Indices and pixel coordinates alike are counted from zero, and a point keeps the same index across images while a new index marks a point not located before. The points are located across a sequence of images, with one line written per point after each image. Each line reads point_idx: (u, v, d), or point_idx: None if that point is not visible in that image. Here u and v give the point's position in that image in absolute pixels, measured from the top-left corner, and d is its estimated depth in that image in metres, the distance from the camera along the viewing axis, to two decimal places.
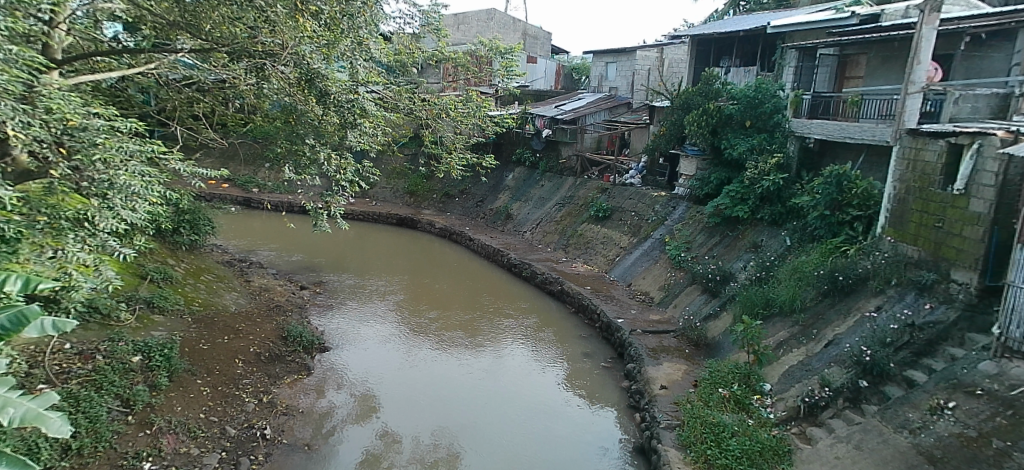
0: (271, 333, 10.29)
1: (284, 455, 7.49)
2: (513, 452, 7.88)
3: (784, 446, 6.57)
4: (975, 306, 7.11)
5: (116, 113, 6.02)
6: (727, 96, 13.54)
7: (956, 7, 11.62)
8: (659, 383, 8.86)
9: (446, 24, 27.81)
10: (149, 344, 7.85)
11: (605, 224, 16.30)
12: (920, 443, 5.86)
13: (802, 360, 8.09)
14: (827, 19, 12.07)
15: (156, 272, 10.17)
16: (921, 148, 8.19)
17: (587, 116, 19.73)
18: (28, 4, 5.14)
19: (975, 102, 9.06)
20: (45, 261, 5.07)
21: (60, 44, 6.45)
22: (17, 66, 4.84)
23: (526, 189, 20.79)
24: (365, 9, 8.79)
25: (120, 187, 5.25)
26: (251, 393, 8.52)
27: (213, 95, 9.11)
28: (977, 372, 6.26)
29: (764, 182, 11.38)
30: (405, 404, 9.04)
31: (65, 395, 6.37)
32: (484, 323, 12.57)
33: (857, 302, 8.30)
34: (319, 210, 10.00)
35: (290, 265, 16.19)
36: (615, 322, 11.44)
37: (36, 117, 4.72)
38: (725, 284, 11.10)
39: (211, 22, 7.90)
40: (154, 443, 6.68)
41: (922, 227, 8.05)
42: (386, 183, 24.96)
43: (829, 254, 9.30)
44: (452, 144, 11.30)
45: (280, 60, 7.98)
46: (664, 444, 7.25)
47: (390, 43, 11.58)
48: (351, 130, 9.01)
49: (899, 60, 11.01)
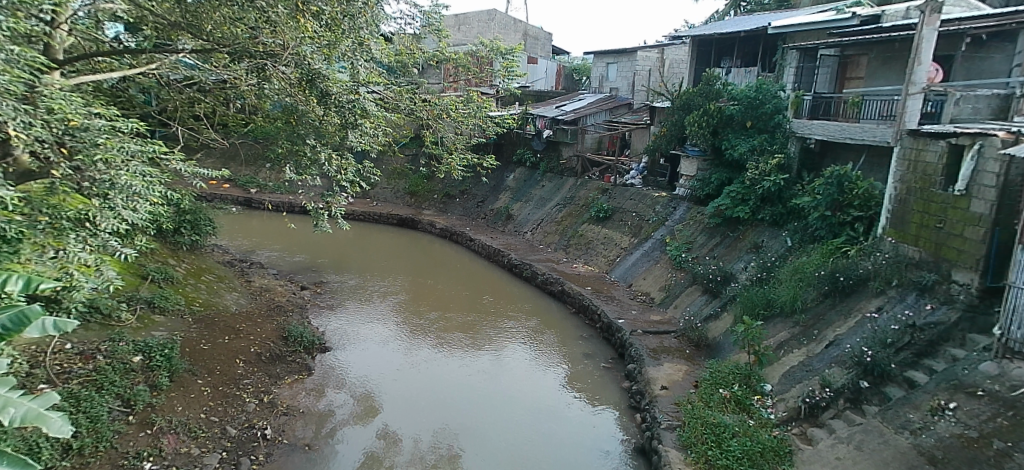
0: (271, 333, 10.30)
1: (284, 455, 7.49)
2: (514, 452, 7.88)
3: (785, 447, 6.56)
4: (976, 307, 7.10)
5: (117, 113, 6.02)
6: (728, 97, 13.56)
7: (957, 8, 11.64)
8: (660, 384, 8.86)
9: (447, 25, 27.86)
10: (150, 344, 7.86)
11: (605, 224, 16.31)
12: (921, 444, 5.85)
13: (802, 361, 8.09)
14: (828, 20, 12.07)
15: (157, 272, 10.18)
16: (922, 149, 8.19)
17: (588, 116, 19.76)
18: (31, 4, 5.15)
19: (976, 103, 8.99)
20: (46, 261, 5.12)
21: (61, 44, 6.48)
22: (20, 66, 4.85)
23: (527, 190, 20.80)
24: (366, 9, 8.81)
25: (121, 187, 5.23)
26: (252, 393, 8.53)
27: (214, 95, 9.12)
28: (978, 373, 6.26)
29: (765, 182, 11.38)
30: (405, 405, 9.04)
31: (66, 395, 6.37)
32: (484, 324, 12.56)
33: (858, 303, 8.30)
34: (320, 210, 10.01)
35: (291, 265, 16.21)
36: (616, 322, 11.45)
37: (38, 117, 4.76)
38: (726, 285, 11.10)
39: (212, 22, 7.88)
40: (155, 443, 6.69)
41: (923, 228, 8.05)
42: (387, 184, 24.98)
43: (830, 255, 9.29)
44: (453, 144, 11.30)
45: (282, 60, 8.00)
46: (664, 445, 7.25)
47: (391, 44, 11.60)
48: (352, 130, 9.04)
49: (899, 61, 11.02)
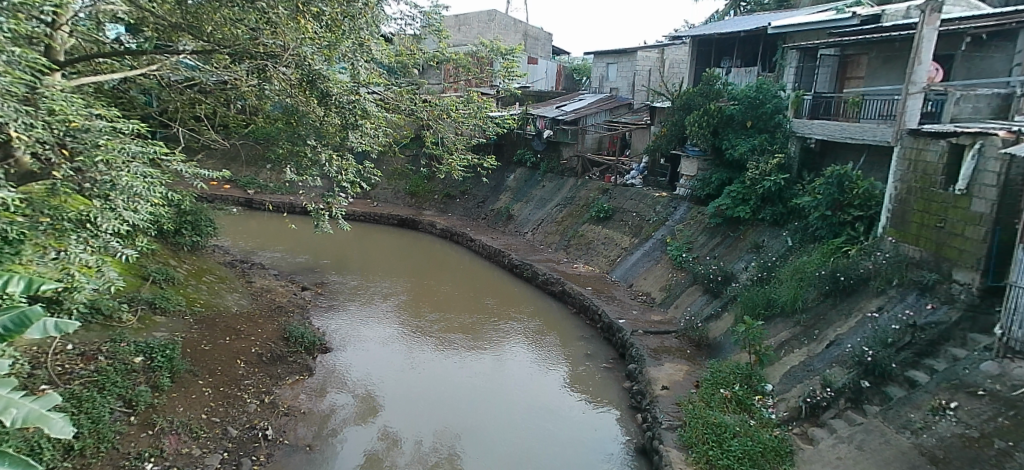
0: (272, 334, 10.32)
1: (285, 456, 7.50)
2: (515, 453, 7.89)
3: (786, 447, 6.56)
4: (977, 306, 7.10)
5: (118, 114, 6.00)
6: (728, 97, 13.56)
7: (957, 8, 11.65)
8: (661, 384, 8.86)
9: (447, 25, 27.95)
10: (151, 344, 7.89)
11: (606, 224, 16.30)
12: (922, 443, 5.85)
13: (803, 361, 8.09)
14: (828, 20, 12.08)
15: (158, 272, 10.19)
16: (923, 148, 8.19)
17: (589, 116, 19.77)
18: (32, 6, 5.17)
19: (977, 103, 9.02)
20: (48, 262, 5.17)
21: (62, 45, 6.51)
22: (20, 68, 4.87)
23: (527, 190, 20.80)
24: (366, 10, 8.83)
25: (123, 188, 5.24)
26: (253, 394, 8.54)
27: (215, 96, 9.14)
28: (979, 372, 6.25)
29: (766, 182, 11.38)
30: (406, 405, 9.05)
31: (68, 395, 6.38)
32: (485, 325, 12.56)
33: (859, 302, 8.30)
34: (321, 211, 10.01)
35: (292, 266, 16.25)
36: (616, 322, 11.45)
37: (39, 119, 4.78)
38: (727, 285, 11.10)
39: (212, 23, 7.90)
40: (157, 444, 6.70)
41: (924, 227, 8.04)
42: (388, 184, 25.00)
43: (830, 254, 9.28)
44: (453, 145, 11.30)
45: (282, 61, 7.99)
46: (665, 444, 7.26)
47: (391, 44, 11.62)
48: (352, 131, 9.06)
49: (900, 60, 11.01)
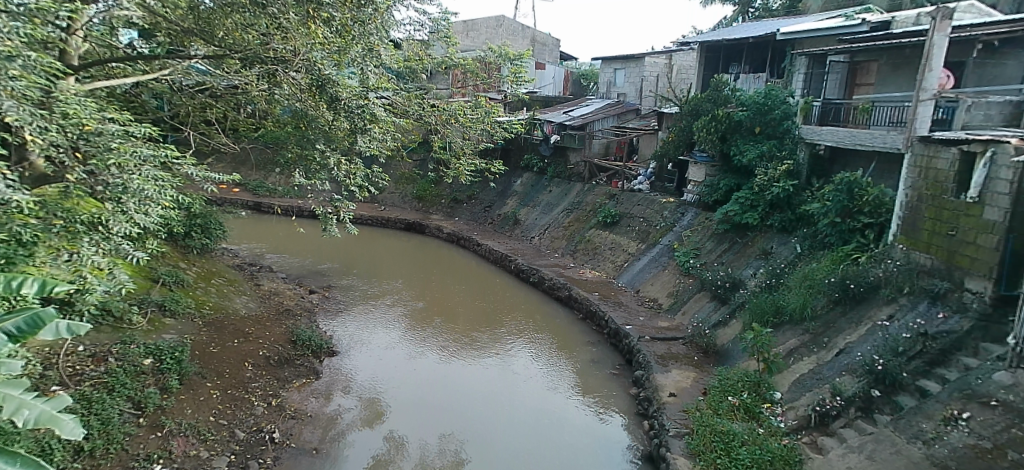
0: (280, 336, 10.44)
1: (292, 457, 7.53)
2: (518, 458, 7.90)
3: (795, 456, 6.46)
4: (989, 316, 7.02)
5: (130, 119, 5.99)
6: (736, 103, 13.46)
7: (967, 14, 11.57)
8: (668, 390, 8.81)
9: (456, 31, 28.16)
10: (161, 346, 7.91)
11: (614, 229, 16.24)
12: (934, 454, 5.76)
13: (813, 369, 8.01)
14: (838, 26, 12.01)
15: (168, 275, 10.25)
16: (934, 155, 8.11)
17: (596, 122, 19.87)
18: (48, 10, 5.28)
19: (988, 109, 9.02)
20: (61, 264, 5.24)
21: (76, 50, 6.64)
22: (37, 73, 4.93)
23: (535, 195, 20.82)
24: (376, 16, 8.87)
25: (134, 191, 5.27)
26: (260, 396, 8.57)
27: (226, 100, 9.26)
28: (992, 382, 6.18)
29: (775, 188, 11.31)
30: (411, 409, 9.07)
31: (78, 396, 6.42)
32: (492, 332, 12.47)
33: (869, 310, 8.20)
34: (329, 216, 9.99)
35: (300, 270, 16.30)
36: (623, 329, 11.39)
37: (54, 122, 4.83)
38: (735, 291, 10.98)
39: (224, 29, 8.23)
40: (165, 445, 6.74)
41: (936, 235, 7.96)
42: (395, 189, 25.13)
43: (839, 262, 9.19)
44: (461, 150, 11.28)
45: (292, 66, 7.91)
46: (673, 452, 7.19)
47: (400, 50, 11.70)
48: (361, 135, 8.85)
49: (910, 66, 10.93)
